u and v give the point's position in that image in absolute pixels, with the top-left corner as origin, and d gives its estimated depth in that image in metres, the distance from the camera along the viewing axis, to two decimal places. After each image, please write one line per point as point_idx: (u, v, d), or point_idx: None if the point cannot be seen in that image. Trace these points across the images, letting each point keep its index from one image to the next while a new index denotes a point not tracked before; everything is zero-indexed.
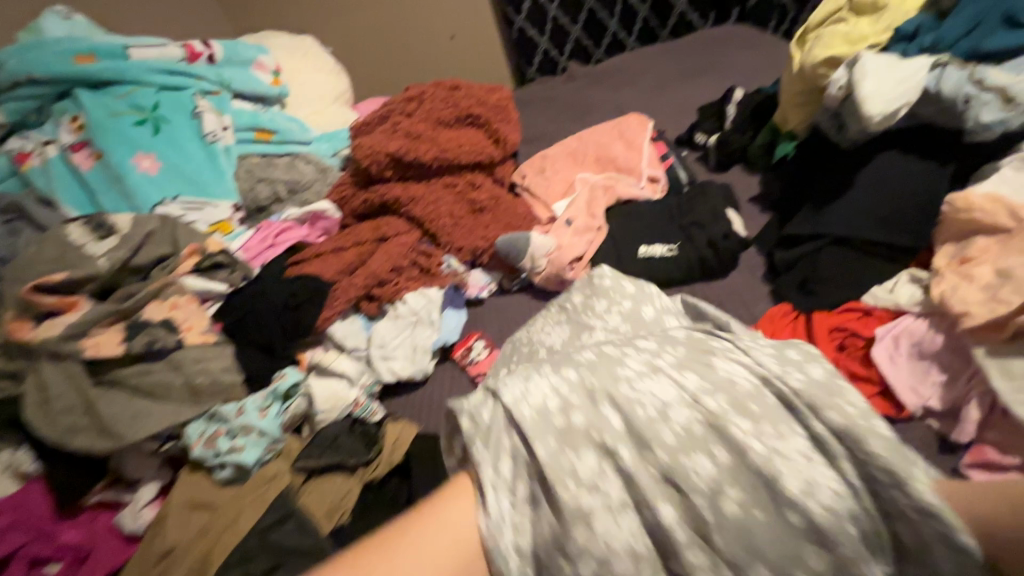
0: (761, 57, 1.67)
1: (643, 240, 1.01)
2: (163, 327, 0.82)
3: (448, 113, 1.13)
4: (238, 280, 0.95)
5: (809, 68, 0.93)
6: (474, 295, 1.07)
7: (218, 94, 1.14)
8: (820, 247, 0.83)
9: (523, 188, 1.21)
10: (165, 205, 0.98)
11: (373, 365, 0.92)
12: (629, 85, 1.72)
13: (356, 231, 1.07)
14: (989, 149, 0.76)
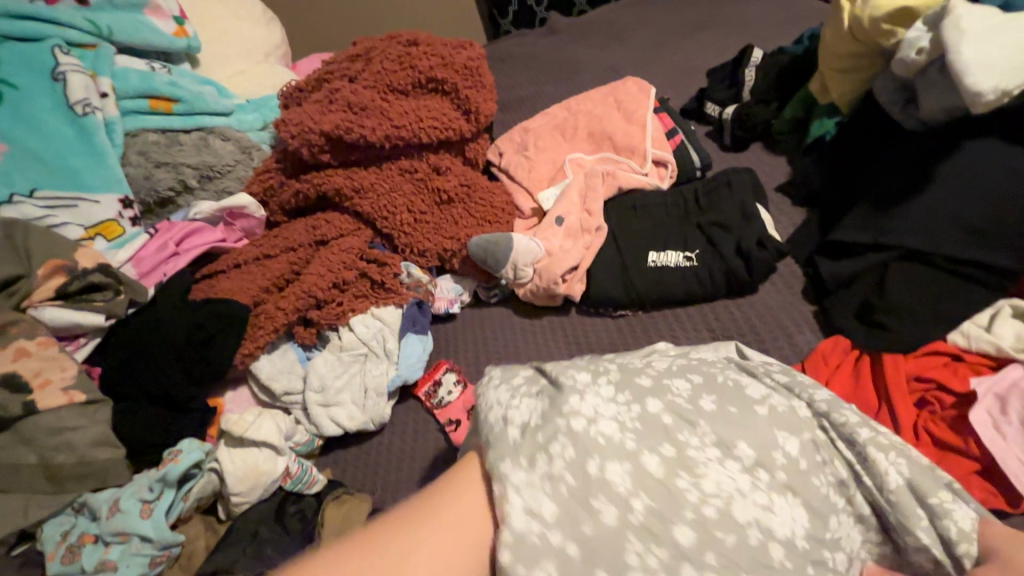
0: (771, 9, 1.44)
1: (653, 243, 0.81)
2: (4, 386, 0.59)
3: (403, 76, 0.88)
4: (121, 307, 0.70)
5: (868, 24, 0.73)
6: (443, 310, 0.85)
7: (96, 48, 0.86)
8: (887, 262, 0.64)
9: (500, 171, 0.98)
10: (18, 204, 0.72)
11: (311, 415, 0.71)
12: (619, 41, 1.48)
13: (288, 233, 0.83)
14: None
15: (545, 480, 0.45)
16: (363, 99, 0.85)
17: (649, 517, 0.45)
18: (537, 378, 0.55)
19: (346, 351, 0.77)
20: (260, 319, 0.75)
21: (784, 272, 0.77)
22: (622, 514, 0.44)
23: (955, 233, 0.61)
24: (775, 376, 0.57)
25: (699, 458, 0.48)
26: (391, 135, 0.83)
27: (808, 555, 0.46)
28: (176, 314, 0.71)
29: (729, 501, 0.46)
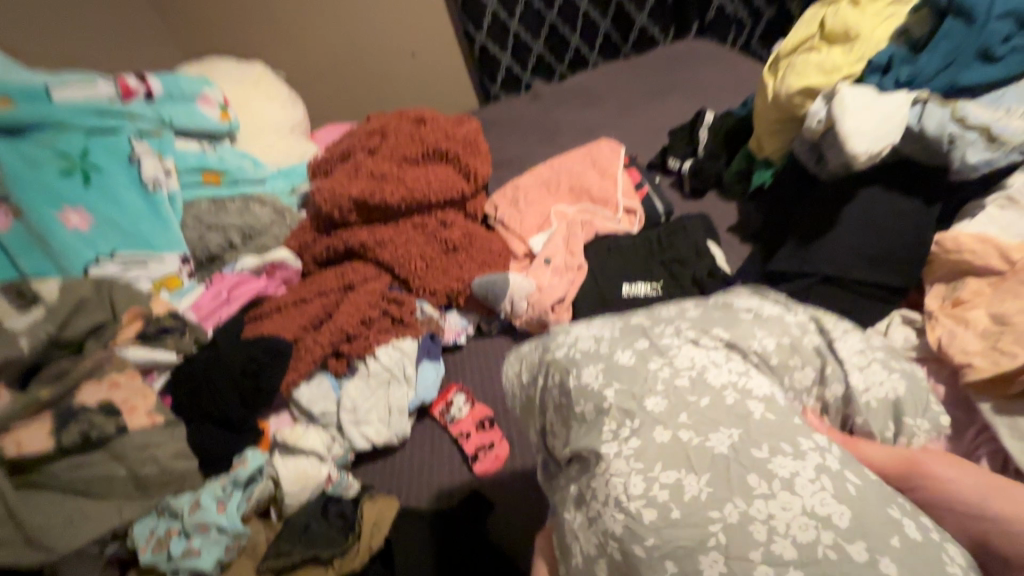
0: (723, 74, 1.69)
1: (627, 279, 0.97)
2: (101, 412, 0.72)
3: (414, 149, 1.07)
4: (189, 345, 0.86)
5: (785, 98, 0.92)
6: (451, 341, 1.00)
7: (158, 134, 1.04)
8: (810, 285, 0.80)
9: (496, 221, 1.15)
10: (102, 264, 0.87)
11: (345, 432, 0.85)
12: (595, 104, 1.71)
13: (320, 280, 0.99)
14: (972, 188, 0.77)
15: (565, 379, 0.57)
16: (383, 168, 1.03)
17: (621, 397, 0.52)
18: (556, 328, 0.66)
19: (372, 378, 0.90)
20: (301, 353, 0.89)
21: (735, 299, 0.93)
22: (599, 404, 0.53)
23: (857, 262, 0.78)
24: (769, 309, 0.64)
25: (671, 346, 0.56)
26: (406, 197, 1.01)
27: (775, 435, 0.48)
28: (232, 351, 0.85)
29: (702, 371, 0.54)
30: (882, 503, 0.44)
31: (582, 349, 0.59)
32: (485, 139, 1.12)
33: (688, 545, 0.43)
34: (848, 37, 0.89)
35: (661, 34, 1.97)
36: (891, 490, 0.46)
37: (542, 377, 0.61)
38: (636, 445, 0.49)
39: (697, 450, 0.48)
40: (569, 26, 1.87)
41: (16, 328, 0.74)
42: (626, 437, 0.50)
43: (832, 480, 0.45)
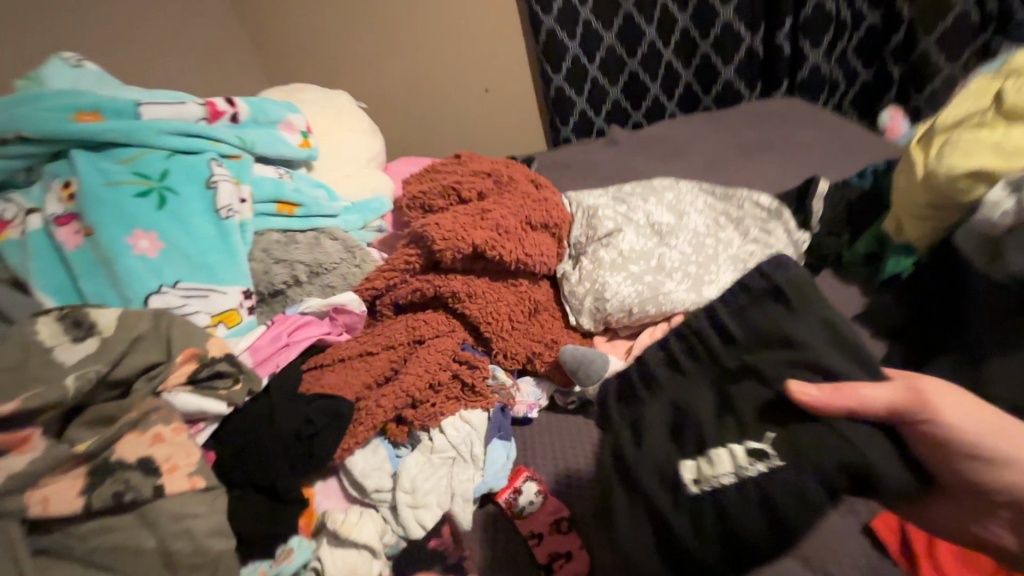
0: (825, 135, 1.56)
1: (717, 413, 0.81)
2: (139, 470, 0.63)
3: (530, 213, 0.97)
4: (241, 397, 0.75)
5: (945, 180, 0.78)
6: (522, 414, 0.89)
7: (236, 159, 0.97)
8: None
9: (590, 270, 0.96)
10: (163, 294, 0.81)
11: (399, 516, 0.73)
12: (677, 156, 1.63)
13: (389, 330, 0.89)
14: None
15: (588, 216, 1.04)
16: (503, 223, 0.92)
17: (601, 222, 1.02)
18: (581, 198, 1.09)
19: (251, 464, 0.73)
20: (358, 417, 0.78)
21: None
22: (600, 226, 1.01)
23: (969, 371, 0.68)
24: (710, 230, 1.01)
25: (641, 212, 1.04)
26: (521, 259, 0.91)
27: (672, 261, 0.96)
28: (287, 407, 0.75)
29: (653, 224, 1.02)
30: (687, 264, 0.95)
31: (591, 201, 1.07)
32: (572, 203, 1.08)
33: (619, 229, 1.00)
34: None
35: (748, 87, 1.89)
36: (706, 262, 0.96)
37: (575, 216, 1.06)
38: (613, 230, 1.00)
39: (631, 232, 1.00)
40: (648, 74, 1.90)
41: (66, 362, 0.69)
42: (607, 222, 1.02)
43: (673, 243, 0.98)
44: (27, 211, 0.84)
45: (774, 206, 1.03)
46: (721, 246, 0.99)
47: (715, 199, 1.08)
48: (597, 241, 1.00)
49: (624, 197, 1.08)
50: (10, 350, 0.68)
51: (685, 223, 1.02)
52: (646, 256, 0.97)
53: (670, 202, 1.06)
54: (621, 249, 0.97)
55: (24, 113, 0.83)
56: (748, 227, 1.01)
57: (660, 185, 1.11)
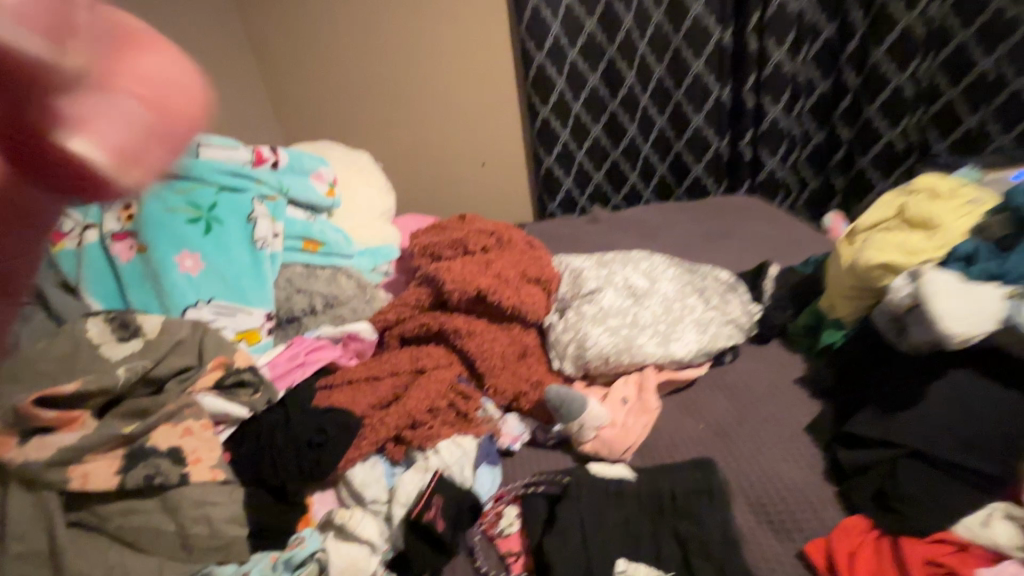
0: (778, 229, 1.80)
1: (672, 453, 0.95)
2: (169, 457, 0.70)
3: (526, 268, 1.12)
4: (261, 404, 0.83)
5: (864, 268, 0.97)
6: (507, 445, 0.98)
7: (274, 199, 1.11)
8: (899, 459, 0.78)
9: (574, 321, 1.10)
10: (198, 308, 0.91)
11: (393, 526, 0.80)
12: (652, 236, 1.84)
13: (394, 359, 1.00)
14: None
15: (574, 275, 1.19)
16: (503, 273, 1.07)
17: (585, 281, 1.18)
18: (569, 259, 1.25)
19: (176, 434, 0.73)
20: (364, 432, 0.87)
21: (792, 452, 0.91)
22: (583, 285, 1.17)
23: (879, 422, 0.83)
24: (678, 296, 1.17)
25: (619, 276, 1.20)
26: (516, 305, 1.05)
27: (644, 319, 1.11)
28: (303, 416, 0.83)
29: (629, 287, 1.18)
30: (657, 323, 1.11)
31: (577, 264, 1.23)
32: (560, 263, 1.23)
33: (600, 288, 1.16)
34: (928, 224, 0.96)
35: (716, 185, 2.16)
36: (673, 323, 1.11)
37: (564, 274, 1.21)
38: (595, 288, 1.16)
39: (611, 291, 1.15)
40: (629, 165, 2.16)
41: (114, 358, 0.77)
42: (591, 282, 1.17)
43: (646, 305, 1.14)
44: (84, 226, 0.92)
45: (731, 280, 1.21)
46: (686, 310, 1.14)
47: (683, 271, 1.25)
48: (581, 297, 1.15)
49: (606, 263, 1.25)
50: (62, 344, 0.76)
51: (656, 289, 1.18)
52: (622, 313, 1.12)
53: (644, 270, 1.23)
54: (601, 305, 1.12)
55: None
56: (710, 296, 1.18)
57: (636, 256, 1.28)
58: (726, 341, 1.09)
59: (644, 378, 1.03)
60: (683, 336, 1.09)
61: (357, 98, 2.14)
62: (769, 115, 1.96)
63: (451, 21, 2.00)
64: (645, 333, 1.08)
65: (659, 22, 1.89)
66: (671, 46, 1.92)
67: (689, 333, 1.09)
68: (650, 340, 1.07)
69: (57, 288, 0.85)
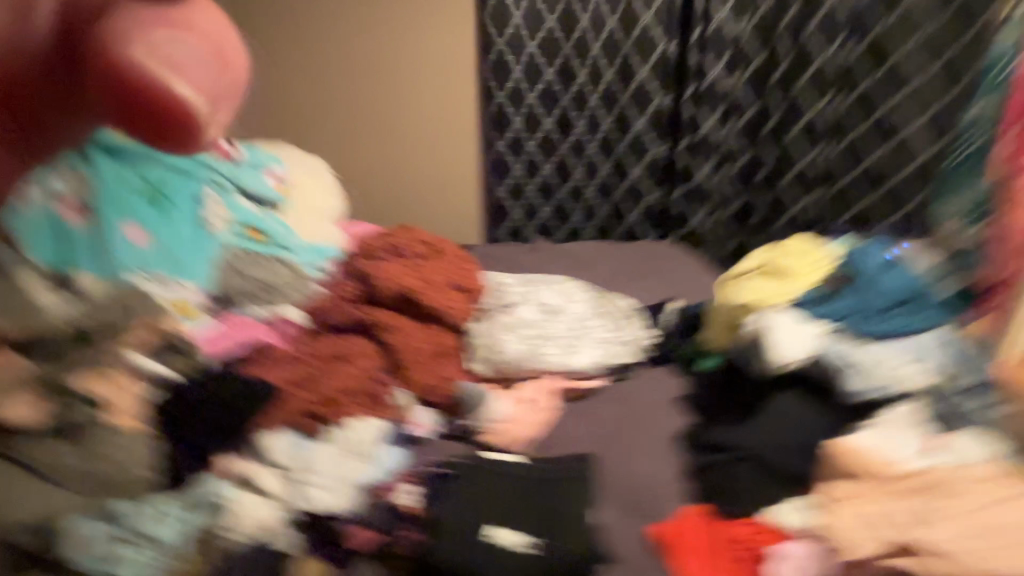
0: (693, 275, 2.03)
1: (561, 450, 1.08)
2: (92, 401, 0.77)
3: (452, 277, 1.26)
4: (188, 367, 0.92)
5: (729, 307, 1.16)
6: (414, 432, 1.06)
7: (226, 189, 1.22)
8: (732, 460, 0.95)
9: (489, 329, 1.24)
10: (138, 274, 0.98)
11: (293, 489, 0.86)
12: (583, 270, 2.03)
13: (320, 343, 1.09)
14: (858, 407, 0.94)
15: (497, 290, 1.34)
16: (430, 278, 1.19)
17: (506, 297, 1.32)
18: (496, 277, 1.40)
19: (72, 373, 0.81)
20: (278, 402, 0.96)
21: (658, 454, 1.06)
22: (503, 299, 1.31)
23: (726, 431, 0.99)
24: (584, 318, 1.33)
25: (536, 295, 1.35)
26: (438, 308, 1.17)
27: (552, 334, 1.26)
28: (224, 383, 0.93)
29: (544, 305, 1.33)
30: (562, 338, 1.26)
31: (502, 281, 1.38)
32: (486, 278, 1.37)
33: (518, 304, 1.31)
34: (781, 274, 1.17)
35: (648, 231, 2.39)
36: (576, 339, 1.26)
37: (490, 289, 1.35)
38: (513, 304, 1.31)
39: (526, 307, 1.30)
40: (573, 203, 2.36)
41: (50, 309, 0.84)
42: (510, 297, 1.32)
43: (555, 322, 1.29)
44: None
45: (632, 310, 1.38)
46: (590, 330, 1.30)
47: (595, 297, 1.42)
48: (500, 310, 1.29)
49: (529, 283, 1.40)
50: None
51: (567, 310, 1.34)
52: (533, 326, 1.26)
53: (560, 293, 1.39)
54: (515, 318, 1.27)
55: None
56: (612, 320, 1.34)
57: (556, 280, 1.44)
58: (621, 359, 1.25)
59: (546, 384, 1.17)
60: (584, 351, 1.24)
61: (325, 111, 2.27)
62: (700, 173, 2.10)
63: (422, 51, 2.18)
64: (551, 345, 1.23)
65: (609, 80, 2.12)
66: (618, 102, 2.15)
67: (589, 349, 1.25)
68: (554, 351, 1.22)
69: None
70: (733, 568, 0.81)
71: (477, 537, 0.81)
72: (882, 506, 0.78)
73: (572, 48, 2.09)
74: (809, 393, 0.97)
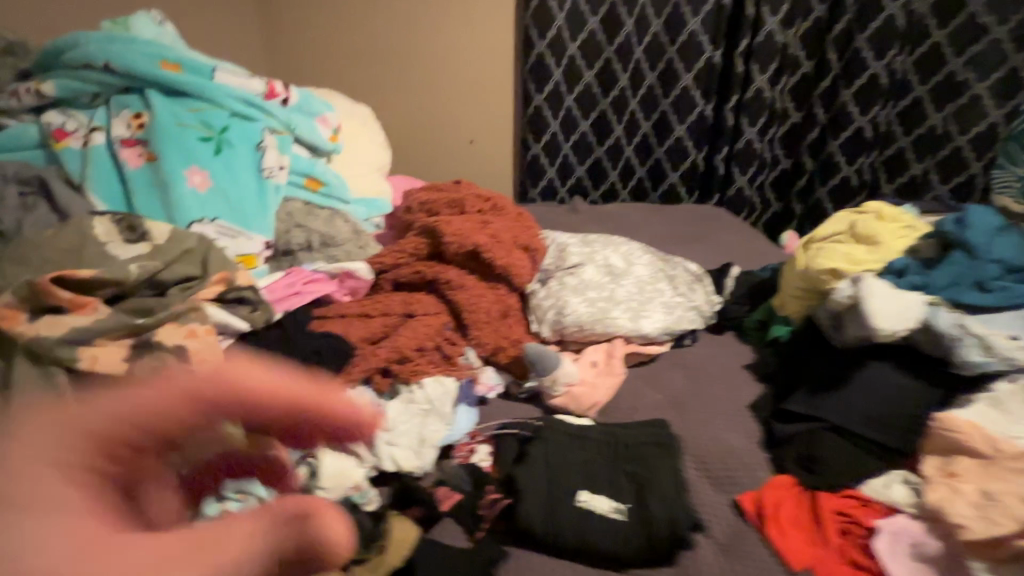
0: (741, 240, 1.95)
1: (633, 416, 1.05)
2: (173, 354, 0.72)
3: (518, 234, 1.19)
4: (258, 320, 0.86)
5: (815, 272, 1.10)
6: (481, 393, 1.05)
7: (280, 133, 1.11)
8: (822, 430, 0.91)
9: (555, 290, 1.19)
10: (202, 224, 0.93)
11: (375, 448, 0.85)
12: (626, 232, 1.96)
13: (386, 300, 1.04)
14: (965, 380, 0.89)
15: (558, 249, 1.28)
16: (499, 234, 1.13)
17: (569, 256, 1.26)
18: (555, 235, 1.33)
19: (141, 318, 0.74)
20: (355, 359, 0.92)
21: (736, 424, 1.03)
22: (566, 259, 1.25)
23: (810, 399, 0.95)
24: (650, 280, 1.27)
25: (600, 255, 1.29)
26: (509, 265, 1.11)
27: (619, 296, 1.20)
28: (298, 338, 0.87)
29: (609, 266, 1.27)
30: (630, 300, 1.20)
31: (562, 240, 1.32)
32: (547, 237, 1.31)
33: (582, 264, 1.25)
34: (871, 240, 1.10)
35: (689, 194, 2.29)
36: (644, 302, 1.21)
37: (551, 248, 1.29)
38: (577, 263, 1.25)
39: (591, 268, 1.24)
40: (611, 163, 2.26)
41: (120, 256, 0.79)
42: (574, 257, 1.26)
43: (621, 284, 1.24)
44: (91, 128, 0.94)
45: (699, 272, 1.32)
46: (656, 293, 1.25)
47: (659, 259, 1.36)
48: (563, 270, 1.23)
49: (590, 242, 1.34)
50: (69, 235, 0.77)
51: (632, 271, 1.28)
52: (599, 288, 1.21)
53: (623, 253, 1.32)
54: (581, 278, 1.21)
55: (119, 51, 0.97)
56: (679, 283, 1.29)
57: (617, 240, 1.38)
58: (689, 325, 1.20)
59: (616, 348, 1.13)
60: (652, 315, 1.19)
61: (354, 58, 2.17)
62: (744, 136, 2.04)
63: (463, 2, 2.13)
64: (619, 308, 1.18)
65: (657, 31, 1.99)
66: (666, 55, 2.02)
67: (658, 313, 1.20)
68: (622, 314, 1.17)
69: (64, 184, 0.86)
70: (837, 541, 0.78)
71: (571, 504, 0.79)
72: (1001, 486, 0.74)
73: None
74: (904, 364, 0.92)
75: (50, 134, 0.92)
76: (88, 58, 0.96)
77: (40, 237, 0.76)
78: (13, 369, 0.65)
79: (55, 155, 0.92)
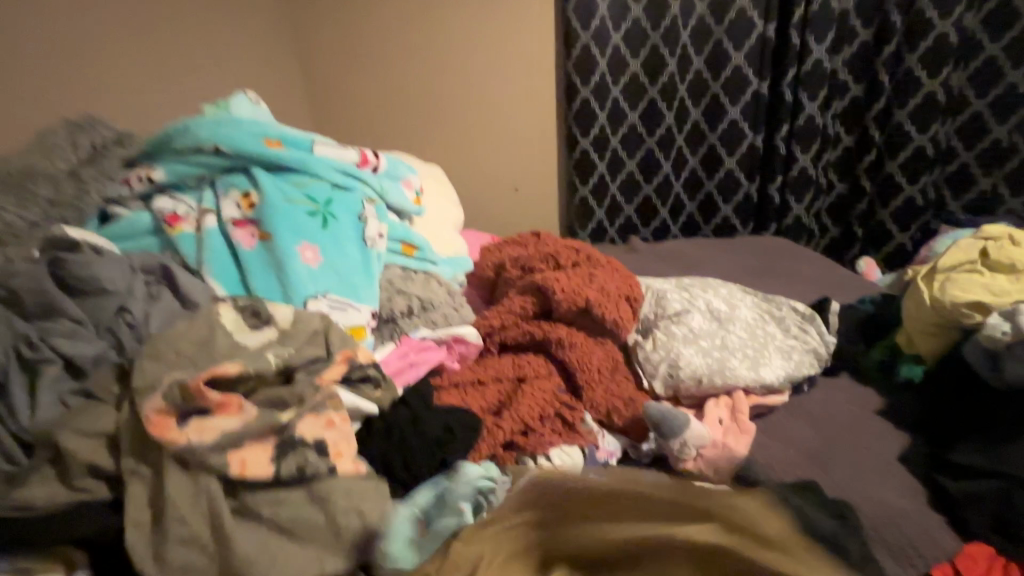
0: (818, 270, 1.87)
1: (773, 479, 0.95)
2: (316, 450, 0.68)
3: (620, 286, 1.14)
4: (386, 403, 0.82)
5: (949, 306, 1.02)
6: (604, 458, 0.95)
7: (375, 201, 1.11)
8: (1010, 488, 0.82)
9: (663, 342, 1.12)
10: (316, 301, 0.90)
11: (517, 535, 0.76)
12: (694, 269, 1.89)
13: (497, 365, 0.99)
14: None
15: (655, 297, 1.22)
16: (605, 287, 1.08)
17: (668, 304, 1.20)
18: (648, 282, 1.28)
19: (279, 412, 0.70)
20: (484, 435, 0.87)
21: (890, 481, 0.92)
22: (666, 307, 1.19)
23: (980, 454, 0.88)
24: (756, 324, 1.20)
25: (700, 300, 1.23)
26: (619, 322, 1.05)
27: (730, 344, 1.13)
28: (430, 414, 0.82)
29: (711, 311, 1.20)
30: (743, 348, 1.12)
31: (656, 287, 1.26)
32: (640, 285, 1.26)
33: (685, 311, 1.18)
34: (1012, 268, 1.03)
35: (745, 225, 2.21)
36: (757, 349, 1.13)
37: (648, 296, 1.24)
38: (680, 311, 1.18)
39: (695, 315, 1.18)
40: (660, 200, 2.22)
41: (250, 345, 0.76)
42: (674, 305, 1.20)
43: (729, 330, 1.16)
44: (202, 212, 0.94)
45: (807, 311, 1.24)
46: (766, 338, 1.17)
47: (759, 299, 1.28)
48: (666, 319, 1.17)
49: (684, 287, 1.28)
50: (200, 327, 0.75)
51: (737, 316, 1.21)
52: (708, 336, 1.14)
53: (722, 296, 1.26)
54: (689, 327, 1.14)
55: (226, 134, 0.98)
56: (789, 325, 1.21)
57: (710, 282, 1.31)
58: (810, 371, 1.11)
59: (739, 401, 1.04)
60: (770, 363, 1.11)
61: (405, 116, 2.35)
62: (799, 163, 1.98)
63: (507, 61, 2.22)
64: (734, 358, 1.10)
65: (698, 68, 1.99)
66: (709, 91, 2.01)
67: (775, 360, 1.11)
68: (739, 364, 1.09)
69: (183, 270, 0.85)
70: None
71: None
72: None
73: (660, 37, 1.99)
74: None
75: (164, 220, 0.92)
76: (198, 142, 0.97)
77: (171, 332, 0.73)
78: (166, 477, 0.62)
79: (170, 241, 0.91)
